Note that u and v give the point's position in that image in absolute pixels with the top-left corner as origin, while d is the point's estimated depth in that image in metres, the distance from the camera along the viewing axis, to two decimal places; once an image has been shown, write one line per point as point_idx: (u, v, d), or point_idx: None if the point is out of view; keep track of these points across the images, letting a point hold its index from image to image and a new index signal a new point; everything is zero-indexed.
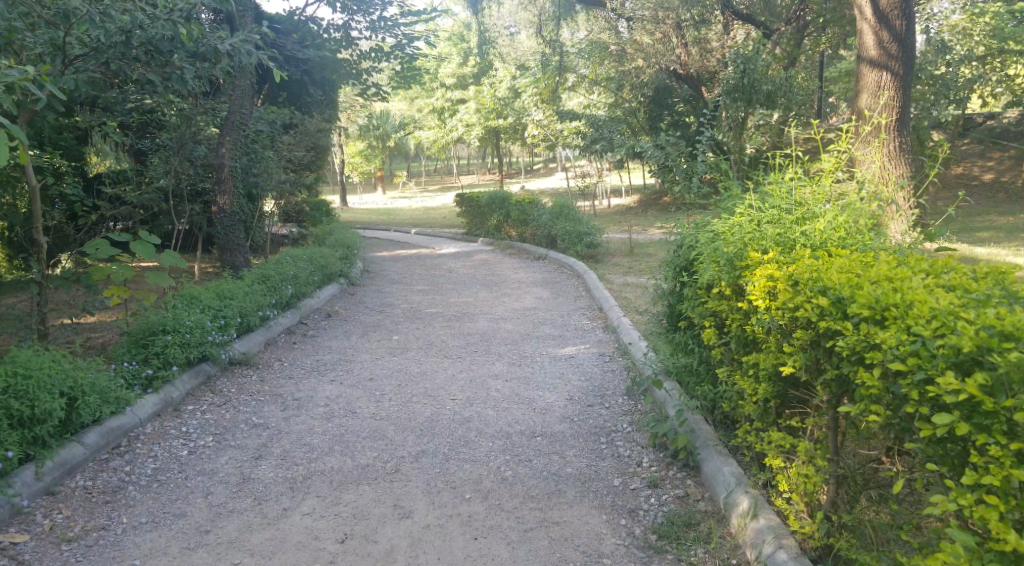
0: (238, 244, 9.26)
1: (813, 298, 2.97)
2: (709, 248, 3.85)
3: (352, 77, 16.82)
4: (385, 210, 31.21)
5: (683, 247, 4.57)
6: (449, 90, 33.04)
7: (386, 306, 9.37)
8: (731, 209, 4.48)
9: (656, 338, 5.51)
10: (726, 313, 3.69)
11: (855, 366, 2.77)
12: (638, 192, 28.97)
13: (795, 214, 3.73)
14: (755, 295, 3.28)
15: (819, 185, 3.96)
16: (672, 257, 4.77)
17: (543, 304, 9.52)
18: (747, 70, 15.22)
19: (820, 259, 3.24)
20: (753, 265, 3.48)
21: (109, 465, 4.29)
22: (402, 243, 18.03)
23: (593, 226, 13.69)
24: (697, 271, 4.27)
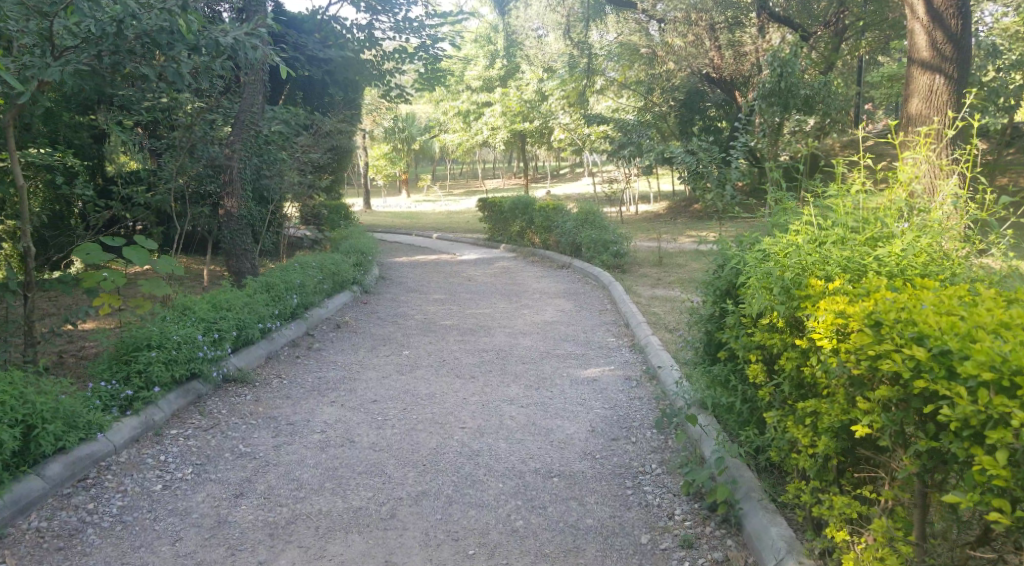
0: (245, 249, 8.70)
1: (905, 347, 2.47)
2: (758, 271, 3.29)
3: (375, 78, 16.32)
4: (408, 213, 30.84)
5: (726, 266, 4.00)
6: (475, 93, 32.63)
7: (399, 319, 8.87)
8: (783, 224, 3.92)
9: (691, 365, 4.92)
10: (779, 350, 3.16)
11: (968, 441, 2.29)
12: (666, 200, 28.34)
13: (865, 234, 3.20)
14: (821, 333, 2.76)
15: (891, 198, 3.42)
16: (711, 277, 4.19)
17: (566, 317, 8.97)
18: (786, 75, 14.69)
19: (904, 293, 2.73)
20: (814, 295, 2.95)
21: (70, 502, 3.76)
22: (422, 249, 17.56)
23: (620, 235, 13.13)
24: (741, 295, 3.71)
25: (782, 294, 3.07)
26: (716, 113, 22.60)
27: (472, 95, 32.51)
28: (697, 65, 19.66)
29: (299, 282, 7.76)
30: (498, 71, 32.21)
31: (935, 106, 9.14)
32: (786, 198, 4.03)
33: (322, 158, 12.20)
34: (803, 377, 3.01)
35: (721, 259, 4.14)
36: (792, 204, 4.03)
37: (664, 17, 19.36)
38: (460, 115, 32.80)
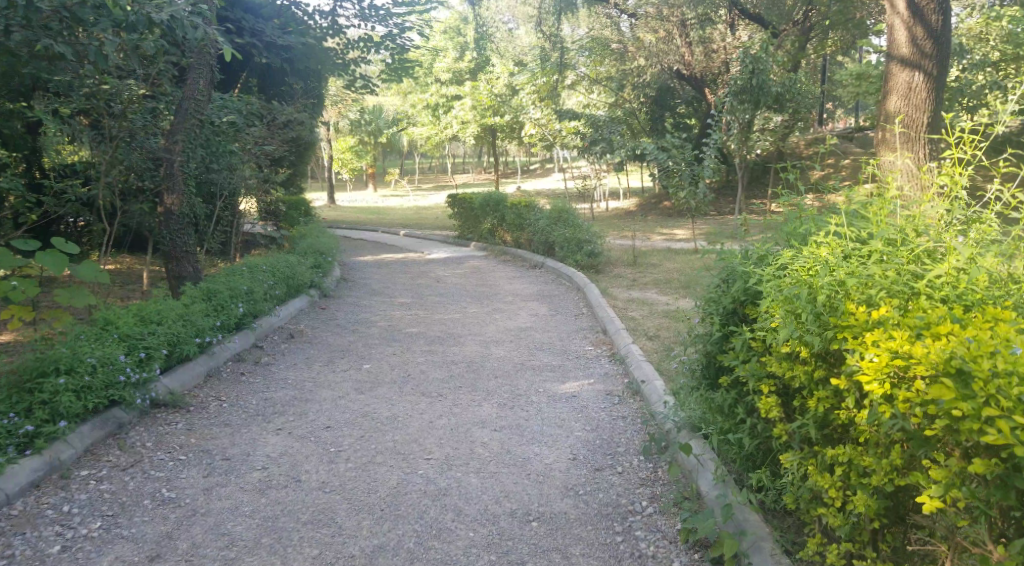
0: (187, 252, 8.06)
1: (999, 403, 2.13)
2: (780, 293, 2.87)
3: (339, 67, 15.60)
4: (374, 209, 30.17)
5: (737, 279, 3.46)
6: (444, 87, 31.98)
7: (361, 326, 8.29)
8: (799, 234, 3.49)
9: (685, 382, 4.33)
10: (802, 385, 2.77)
11: None
12: (636, 196, 27.96)
13: (905, 254, 2.83)
14: (874, 375, 2.40)
15: (927, 212, 3.06)
16: (718, 291, 3.63)
17: (541, 322, 8.43)
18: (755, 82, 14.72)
19: (974, 331, 2.38)
20: (856, 326, 2.57)
21: None
22: (388, 247, 16.92)
23: (594, 233, 12.62)
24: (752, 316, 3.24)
25: (817, 323, 2.69)
26: (688, 109, 22.24)
27: (441, 88, 31.58)
28: (668, 62, 19.27)
29: (244, 288, 7.14)
30: (467, 65, 31.69)
31: (914, 104, 8.72)
32: (806, 208, 3.59)
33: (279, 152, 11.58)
34: (837, 420, 2.63)
35: (726, 270, 3.64)
36: (808, 216, 3.60)
37: (635, 11, 19.15)
38: (429, 108, 32.05)
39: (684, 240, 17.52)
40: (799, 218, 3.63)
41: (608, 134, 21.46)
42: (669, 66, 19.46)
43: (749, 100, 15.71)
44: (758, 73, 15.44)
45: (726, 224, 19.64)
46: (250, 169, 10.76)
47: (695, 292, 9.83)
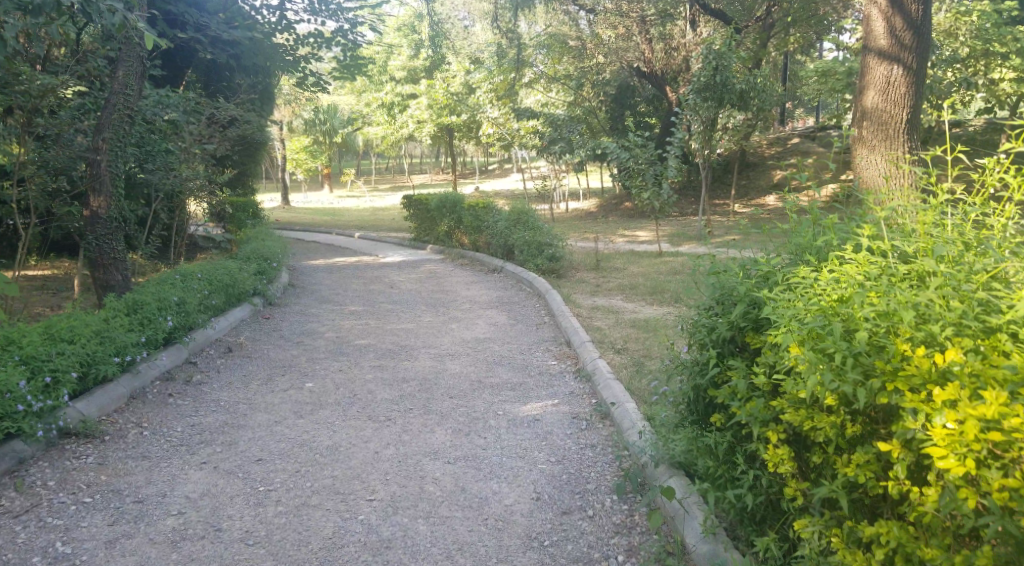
0: (116, 258, 7.35)
1: None
2: (813, 326, 2.52)
3: (289, 64, 15.04)
4: (329, 210, 29.33)
5: (739, 300, 3.01)
6: (399, 85, 31.26)
7: (305, 338, 7.66)
8: (808, 246, 3.08)
9: (665, 412, 3.83)
10: (835, 436, 2.48)
11: None
12: (597, 197, 27.57)
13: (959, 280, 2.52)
14: (959, 447, 2.13)
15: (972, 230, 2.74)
16: (710, 314, 3.17)
17: (500, 333, 7.90)
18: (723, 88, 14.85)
19: None
20: (917, 378, 2.28)
21: None
22: (341, 250, 16.21)
23: (555, 236, 12.12)
24: (759, 347, 2.86)
25: (860, 372, 2.39)
26: (648, 108, 21.93)
27: (397, 87, 31.10)
28: (627, 58, 18.98)
29: (175, 299, 6.46)
30: (422, 62, 31.11)
31: (893, 100, 8.60)
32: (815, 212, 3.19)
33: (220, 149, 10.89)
34: (884, 485, 2.36)
35: (714, 284, 3.21)
36: (815, 224, 3.18)
37: (593, 8, 18.61)
38: (385, 108, 31.23)
39: (647, 243, 17.13)
40: (808, 225, 3.19)
41: (567, 134, 20.95)
42: (629, 63, 19.17)
43: (713, 98, 15.44)
44: (722, 69, 15.14)
45: (689, 226, 19.33)
46: (189, 168, 10.04)
47: (661, 299, 9.39)
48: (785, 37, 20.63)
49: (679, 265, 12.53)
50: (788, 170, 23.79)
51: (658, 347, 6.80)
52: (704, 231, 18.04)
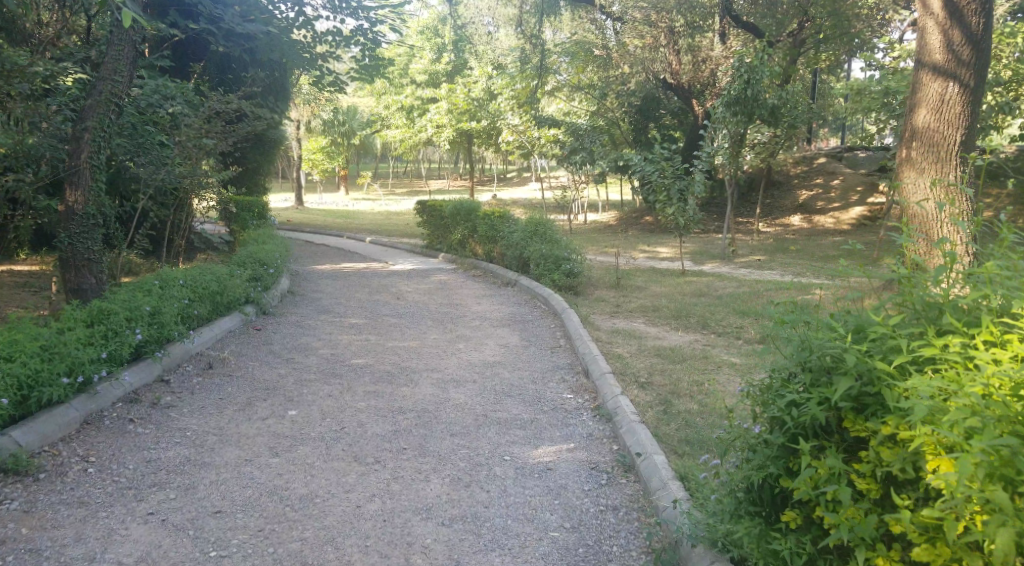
0: (91, 260, 6.71)
1: None
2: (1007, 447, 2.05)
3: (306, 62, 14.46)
4: (343, 213, 28.79)
5: (849, 373, 2.44)
6: (420, 88, 30.76)
7: (298, 354, 7.00)
8: (925, 309, 2.53)
9: (714, 490, 3.16)
10: None
11: None
12: (616, 210, 26.93)
13: None
14: None
15: None
16: (802, 385, 2.59)
17: (511, 358, 7.22)
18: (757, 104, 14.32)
19: None
20: None
21: None
22: (349, 256, 15.57)
23: (574, 252, 11.44)
24: (881, 443, 2.35)
25: None
26: (672, 121, 21.25)
27: (417, 90, 30.59)
28: (654, 70, 18.29)
29: (146, 307, 5.81)
30: (444, 67, 30.62)
31: (946, 118, 7.90)
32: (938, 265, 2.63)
33: (221, 146, 10.25)
34: None
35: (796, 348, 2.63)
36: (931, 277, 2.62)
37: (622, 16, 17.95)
38: (403, 110, 30.73)
39: (667, 260, 16.43)
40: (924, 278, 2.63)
41: (589, 144, 20.27)
42: (655, 73, 18.46)
43: (743, 113, 14.70)
44: (754, 83, 14.37)
45: (712, 244, 18.61)
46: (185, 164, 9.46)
47: (685, 324, 8.68)
48: (817, 52, 19.89)
49: (703, 287, 11.81)
50: (813, 191, 23.07)
51: (686, 383, 6.08)
52: (728, 250, 17.31)
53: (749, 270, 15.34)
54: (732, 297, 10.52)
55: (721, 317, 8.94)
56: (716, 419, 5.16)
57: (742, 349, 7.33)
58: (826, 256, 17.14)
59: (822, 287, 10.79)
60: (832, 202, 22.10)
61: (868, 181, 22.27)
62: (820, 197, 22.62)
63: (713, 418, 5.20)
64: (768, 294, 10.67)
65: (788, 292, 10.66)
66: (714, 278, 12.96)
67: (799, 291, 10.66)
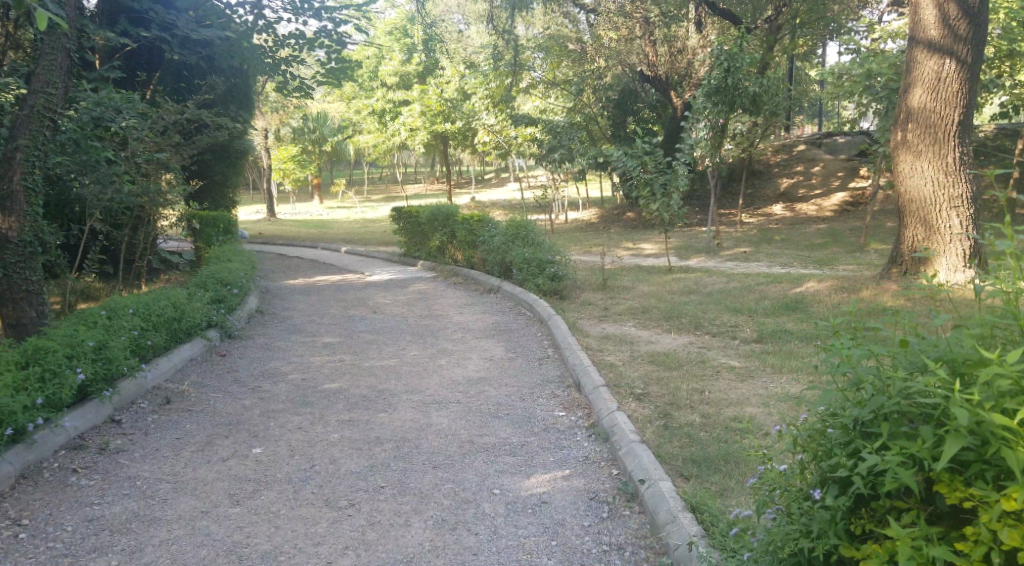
0: (29, 290, 6.34)
1: None
2: None
3: (269, 67, 13.98)
4: (319, 223, 28.24)
5: (952, 430, 2.22)
6: (391, 90, 30.23)
7: (267, 383, 6.55)
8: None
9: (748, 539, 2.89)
10: None
11: None
12: (596, 207, 26.59)
13: None
14: None
15: None
16: (886, 440, 2.38)
17: (496, 373, 6.81)
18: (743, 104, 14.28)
19: None
20: None
21: None
22: (324, 268, 15.04)
23: (557, 255, 11.03)
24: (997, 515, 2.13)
25: None
26: (650, 114, 20.90)
27: (389, 95, 30.13)
28: (631, 62, 17.84)
29: (90, 342, 5.44)
30: (415, 69, 30.16)
31: (943, 97, 7.85)
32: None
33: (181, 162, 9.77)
34: None
35: (871, 392, 2.45)
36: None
37: (595, 8, 17.60)
38: (374, 115, 29.51)
39: (652, 256, 16.08)
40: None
41: (567, 142, 19.81)
42: (631, 67, 18.09)
43: (724, 102, 14.34)
44: (733, 71, 14.04)
45: (696, 236, 18.33)
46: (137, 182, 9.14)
47: (678, 326, 8.29)
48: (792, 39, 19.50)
49: (692, 283, 11.44)
50: (793, 178, 22.84)
51: (685, 392, 5.70)
52: (713, 243, 16.99)
53: (736, 263, 15.01)
54: (723, 294, 10.15)
55: (715, 317, 8.56)
56: (721, 434, 4.79)
57: (741, 350, 6.95)
58: (811, 245, 16.87)
59: (815, 278, 10.48)
60: (813, 189, 21.90)
61: (848, 166, 22.14)
62: (799, 185, 22.46)
63: (719, 432, 4.81)
64: (760, 288, 10.31)
65: (780, 285, 10.32)
66: (702, 273, 12.61)
67: (792, 284, 10.32)
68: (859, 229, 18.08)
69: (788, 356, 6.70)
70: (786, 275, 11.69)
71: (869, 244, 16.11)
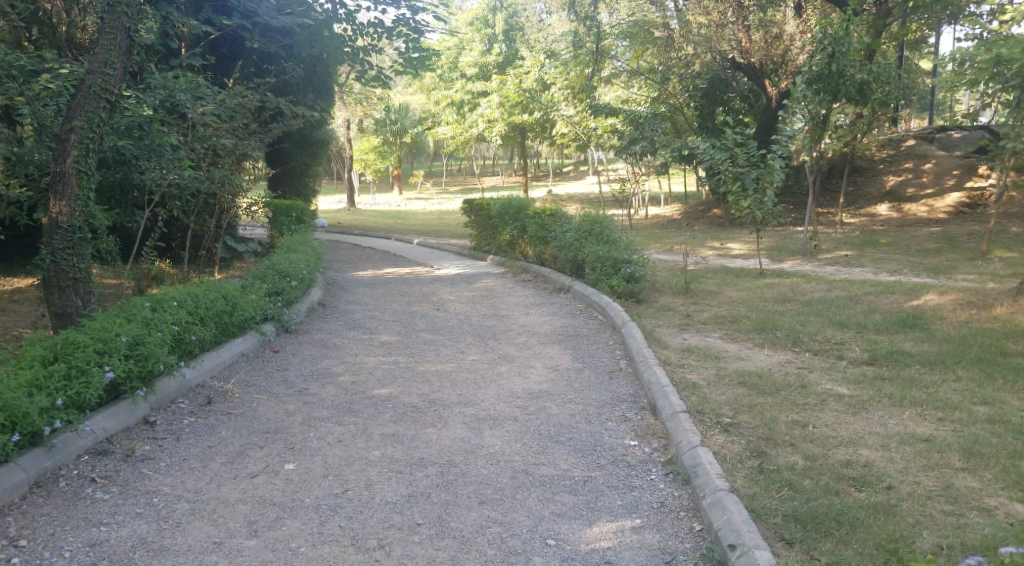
0: (78, 278, 5.85)
1: None
2: None
3: (348, 56, 13.73)
4: (396, 213, 28.04)
5: None
6: (471, 81, 29.79)
7: (312, 385, 5.99)
8: None
9: None
10: None
11: None
12: (680, 203, 25.49)
13: None
14: None
15: None
16: None
17: (562, 387, 6.07)
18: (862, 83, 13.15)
19: None
20: None
21: None
22: (395, 259, 14.58)
23: (635, 253, 10.21)
24: None
25: None
26: (741, 104, 19.67)
27: (467, 84, 29.76)
28: (722, 49, 17.06)
29: (124, 335, 4.78)
30: (495, 58, 29.63)
31: None
32: None
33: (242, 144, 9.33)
34: None
35: None
36: None
37: None
38: (453, 106, 29.97)
39: (741, 257, 15.05)
40: None
41: (649, 133, 18.77)
42: (724, 54, 17.24)
43: (827, 91, 13.25)
44: (839, 57, 12.88)
45: (789, 238, 17.14)
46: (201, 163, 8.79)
47: (770, 344, 7.38)
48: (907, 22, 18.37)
49: (787, 290, 10.44)
50: (901, 176, 21.27)
51: (782, 426, 4.86)
52: (809, 245, 15.83)
53: (837, 268, 13.84)
54: (822, 306, 9.15)
55: (814, 334, 7.62)
56: (828, 488, 3.94)
57: (843, 380, 6.04)
58: (919, 253, 15.55)
59: (932, 290, 9.34)
60: (923, 188, 20.41)
61: (966, 163, 20.43)
62: (906, 183, 20.89)
63: (827, 486, 3.98)
64: (864, 300, 9.26)
65: (891, 297, 9.25)
66: (798, 279, 11.58)
67: (904, 296, 9.22)
68: (971, 237, 16.62)
69: (899, 388, 5.76)
70: (895, 284, 10.56)
71: (993, 252, 14.95)
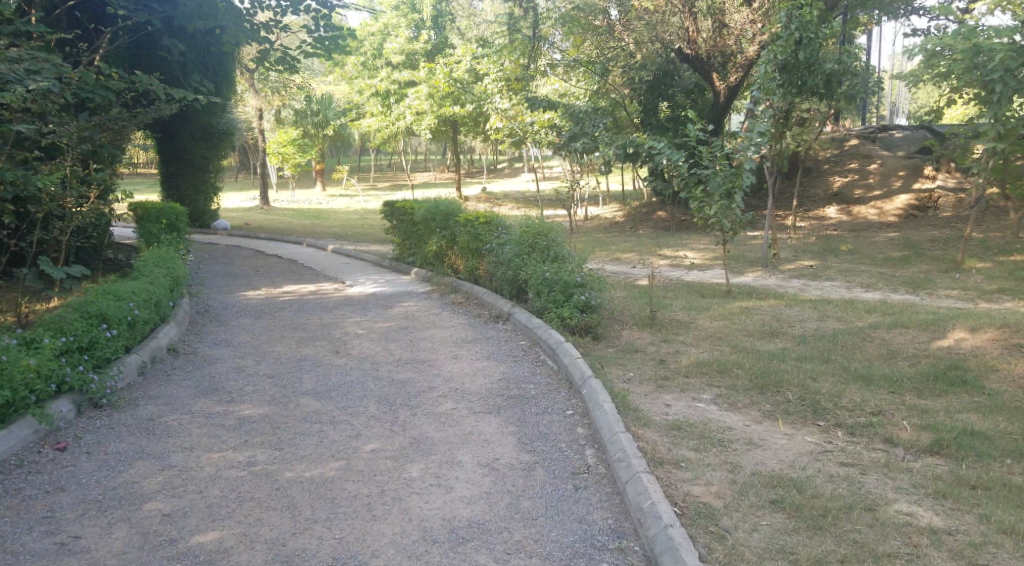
0: None
1: None
2: None
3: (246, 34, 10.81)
4: (314, 212, 25.42)
5: None
6: (396, 71, 27.20)
7: (91, 529, 3.66)
8: None
9: None
10: None
11: None
12: (620, 203, 23.66)
13: None
14: None
15: None
16: None
17: (516, 506, 3.96)
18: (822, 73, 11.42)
19: None
20: None
21: None
22: (299, 273, 12.16)
23: (588, 274, 8.07)
24: None
25: None
26: (685, 100, 17.23)
27: (392, 73, 26.98)
28: (666, 41, 15.32)
29: None
30: (423, 45, 27.31)
31: None
32: None
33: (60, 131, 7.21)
34: None
35: None
36: None
37: None
38: (378, 96, 27.11)
39: (698, 268, 13.23)
40: None
41: (591, 129, 16.82)
42: (670, 46, 15.47)
43: (792, 83, 11.32)
44: (808, 43, 10.94)
45: (746, 245, 15.39)
46: None
47: (786, 415, 5.34)
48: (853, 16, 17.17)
49: (771, 318, 8.52)
50: (847, 177, 19.90)
51: None
52: (769, 254, 14.08)
53: (805, 282, 12.07)
54: (823, 344, 7.23)
55: (838, 397, 5.60)
56: None
57: (922, 498, 4.01)
58: (885, 262, 13.97)
59: (956, 323, 7.51)
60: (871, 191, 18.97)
61: (911, 164, 19.15)
62: (855, 185, 19.44)
63: None
64: (874, 336, 7.38)
65: (910, 332, 7.39)
66: (774, 299, 9.71)
67: (926, 331, 7.36)
68: (934, 244, 15.17)
69: (1017, 514, 3.79)
70: (894, 309, 8.79)
71: (965, 261, 13.48)
